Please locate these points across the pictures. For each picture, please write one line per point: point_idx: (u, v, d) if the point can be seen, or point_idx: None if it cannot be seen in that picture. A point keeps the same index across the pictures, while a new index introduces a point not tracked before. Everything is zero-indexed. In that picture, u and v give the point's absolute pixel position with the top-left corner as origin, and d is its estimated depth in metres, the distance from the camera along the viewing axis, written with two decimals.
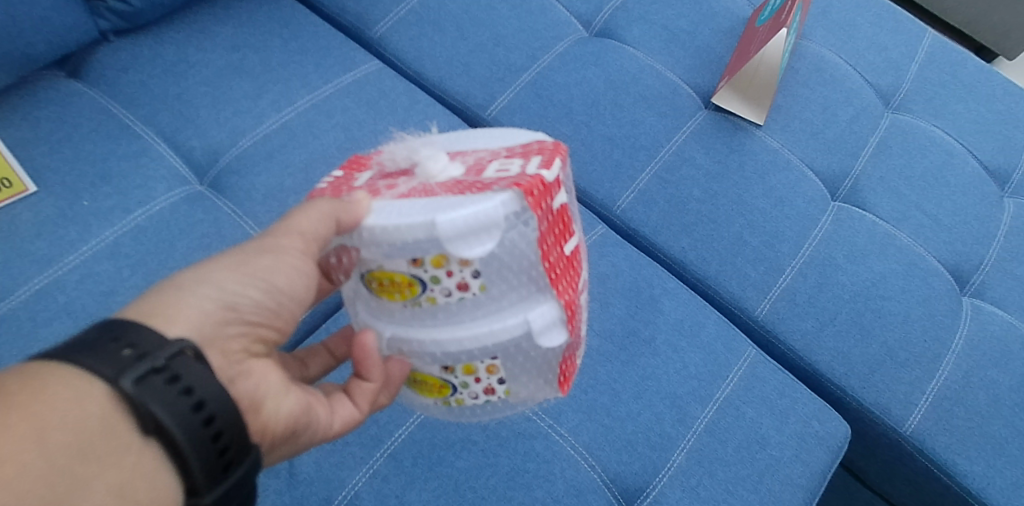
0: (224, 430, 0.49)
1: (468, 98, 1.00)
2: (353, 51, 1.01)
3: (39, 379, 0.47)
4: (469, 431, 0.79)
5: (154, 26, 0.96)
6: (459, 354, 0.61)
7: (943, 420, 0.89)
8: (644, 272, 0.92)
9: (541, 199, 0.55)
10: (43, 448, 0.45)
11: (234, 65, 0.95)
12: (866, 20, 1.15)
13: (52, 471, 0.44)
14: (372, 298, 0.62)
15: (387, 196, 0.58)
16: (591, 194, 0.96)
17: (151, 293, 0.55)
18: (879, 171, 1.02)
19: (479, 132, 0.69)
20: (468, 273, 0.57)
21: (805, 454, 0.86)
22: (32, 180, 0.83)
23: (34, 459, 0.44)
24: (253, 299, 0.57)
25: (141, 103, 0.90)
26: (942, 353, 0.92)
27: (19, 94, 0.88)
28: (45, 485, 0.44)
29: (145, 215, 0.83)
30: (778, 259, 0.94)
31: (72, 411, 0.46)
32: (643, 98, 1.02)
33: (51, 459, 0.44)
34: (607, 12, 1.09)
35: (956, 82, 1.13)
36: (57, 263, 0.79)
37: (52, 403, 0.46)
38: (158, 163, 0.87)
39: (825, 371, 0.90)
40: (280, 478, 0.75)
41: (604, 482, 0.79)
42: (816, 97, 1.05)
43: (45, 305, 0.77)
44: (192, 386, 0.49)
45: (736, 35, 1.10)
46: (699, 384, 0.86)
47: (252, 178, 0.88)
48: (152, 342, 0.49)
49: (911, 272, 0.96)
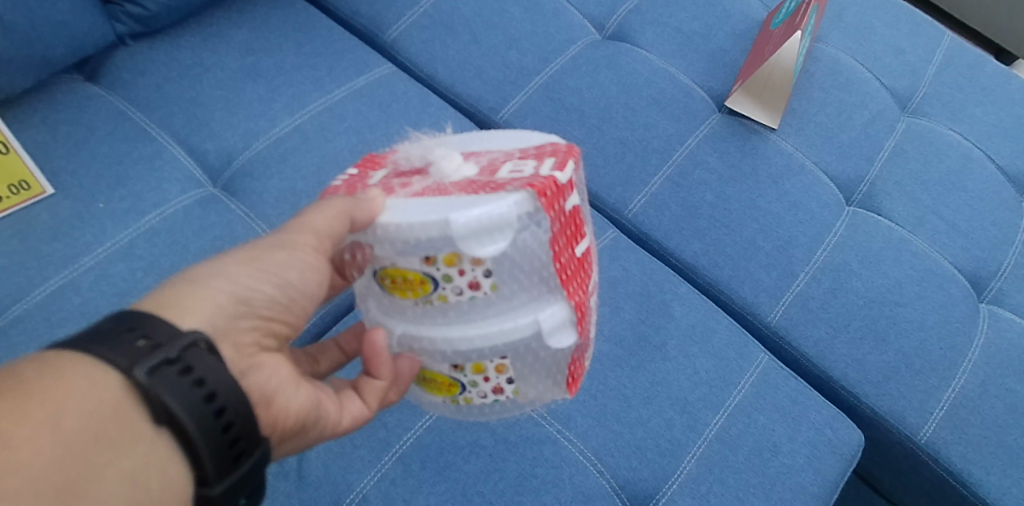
0: (234, 422, 0.50)
1: (480, 101, 1.00)
2: (366, 55, 1.01)
3: (55, 367, 0.47)
4: (478, 435, 0.79)
5: (170, 29, 0.97)
6: (469, 353, 0.61)
7: (959, 429, 0.87)
8: (656, 277, 0.91)
9: (554, 200, 0.55)
10: (58, 434, 0.45)
11: (248, 69, 0.96)
12: (882, 22, 1.14)
13: (67, 457, 0.45)
14: (384, 295, 0.62)
15: (401, 194, 0.58)
16: (602, 198, 0.96)
17: (166, 286, 0.55)
18: (895, 175, 1.01)
19: (493, 133, 0.69)
20: (480, 272, 0.57)
21: (818, 462, 0.85)
22: (49, 182, 0.84)
23: (49, 445, 0.44)
24: (266, 294, 0.57)
25: (157, 106, 0.91)
26: (958, 361, 0.91)
27: (37, 97, 0.89)
28: (60, 470, 0.44)
29: (159, 217, 0.84)
30: (791, 264, 0.93)
31: (86, 399, 0.46)
32: (655, 101, 1.01)
33: (66, 445, 0.45)
34: (620, 16, 1.09)
35: (975, 86, 1.11)
36: (72, 264, 0.80)
37: (67, 390, 0.46)
38: (173, 166, 0.88)
39: (839, 378, 0.89)
40: (289, 480, 0.75)
41: (613, 488, 0.79)
42: (830, 100, 1.04)
43: (61, 306, 0.77)
44: (204, 377, 0.49)
45: (750, 38, 1.09)
46: (710, 390, 0.85)
47: (265, 181, 0.89)
48: (166, 334, 0.49)
49: (928, 278, 0.94)
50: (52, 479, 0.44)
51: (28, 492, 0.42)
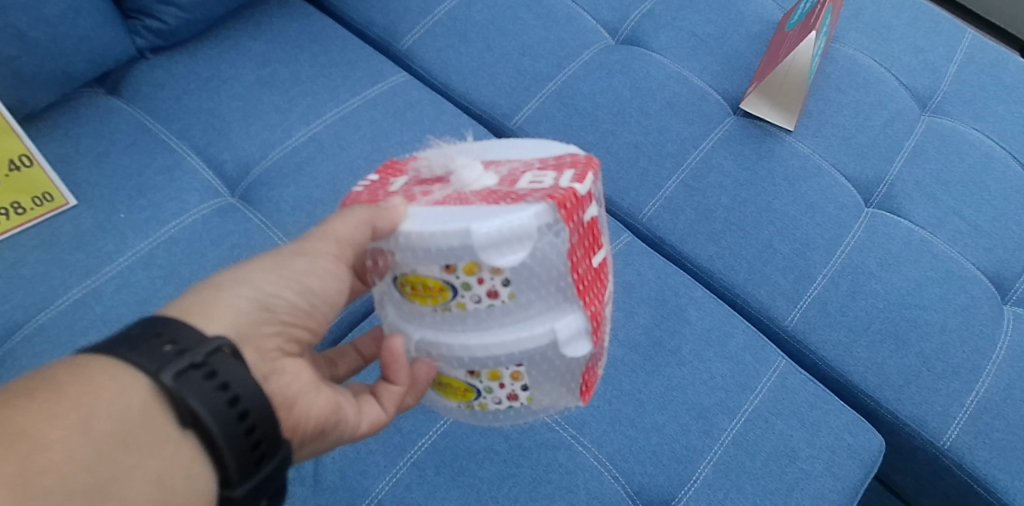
0: (257, 426, 0.50)
1: (494, 108, 1.01)
2: (381, 64, 1.02)
3: (87, 370, 0.48)
4: (493, 441, 0.79)
5: (189, 42, 0.99)
6: (486, 360, 0.61)
7: (982, 434, 0.86)
8: (670, 281, 0.91)
9: (573, 211, 0.55)
10: (87, 437, 0.46)
11: (266, 79, 0.97)
12: (901, 21, 1.13)
13: (96, 459, 0.46)
14: (403, 302, 0.62)
15: (422, 202, 0.58)
16: (617, 203, 0.96)
17: (191, 292, 0.56)
18: (915, 176, 0.99)
19: (512, 141, 0.69)
20: (499, 281, 0.57)
21: (837, 468, 0.84)
22: (73, 194, 0.85)
23: (80, 447, 0.45)
24: (289, 300, 0.58)
25: (176, 119, 0.93)
26: (982, 365, 0.89)
27: (60, 110, 0.91)
28: (88, 472, 0.45)
29: (179, 226, 0.86)
30: (808, 268, 0.92)
31: (115, 402, 0.47)
32: (670, 105, 1.01)
33: (96, 448, 0.46)
34: (634, 20, 1.09)
35: (998, 84, 1.09)
36: (95, 273, 0.81)
37: (98, 394, 0.47)
38: (192, 176, 0.89)
39: (858, 382, 0.88)
40: (306, 485, 0.76)
41: (629, 494, 0.79)
42: (848, 101, 1.03)
43: (83, 315, 0.79)
44: (228, 382, 0.49)
45: (765, 40, 1.09)
46: (726, 395, 0.85)
47: (281, 191, 0.90)
48: (192, 339, 0.50)
49: (949, 280, 0.93)
50: (81, 479, 0.45)
51: (59, 491, 0.43)
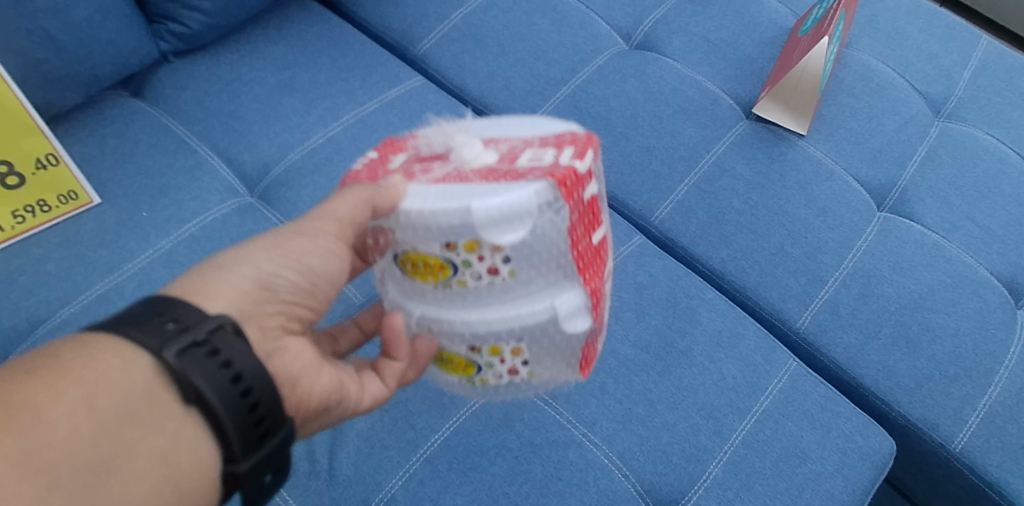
0: (260, 402, 0.51)
1: (508, 112, 1.02)
2: (397, 68, 1.04)
3: (91, 349, 0.49)
4: (504, 438, 0.80)
5: (210, 46, 1.01)
6: (487, 336, 0.62)
7: (995, 437, 0.85)
8: (682, 282, 0.92)
9: (573, 190, 0.57)
10: (92, 413, 0.47)
11: (285, 82, 0.99)
12: (915, 27, 1.13)
13: (101, 436, 0.47)
14: (403, 279, 0.63)
15: (423, 180, 0.59)
16: (628, 205, 0.97)
17: (193, 272, 0.57)
18: (928, 180, 0.99)
19: (511, 119, 0.70)
20: (499, 259, 0.58)
21: (848, 469, 0.84)
22: (96, 192, 0.88)
23: (85, 424, 0.47)
24: (290, 280, 0.59)
25: (198, 120, 0.95)
26: (995, 369, 0.89)
27: (86, 112, 0.94)
28: (93, 448, 0.47)
29: (200, 224, 0.88)
30: (820, 270, 0.92)
31: (119, 380, 0.49)
32: (683, 109, 1.02)
33: (101, 425, 0.47)
34: (647, 26, 1.10)
35: (1013, 89, 1.09)
36: (118, 269, 0.83)
37: (102, 371, 0.48)
38: (212, 176, 0.91)
39: (870, 386, 0.88)
40: (321, 478, 0.77)
41: (638, 493, 0.79)
42: (861, 106, 1.04)
43: (105, 309, 0.81)
44: (231, 359, 0.50)
45: (778, 45, 1.09)
46: (737, 395, 0.85)
47: (299, 191, 0.92)
48: (195, 318, 0.51)
49: (962, 284, 0.93)
50: (87, 454, 0.46)
51: (64, 466, 0.45)
